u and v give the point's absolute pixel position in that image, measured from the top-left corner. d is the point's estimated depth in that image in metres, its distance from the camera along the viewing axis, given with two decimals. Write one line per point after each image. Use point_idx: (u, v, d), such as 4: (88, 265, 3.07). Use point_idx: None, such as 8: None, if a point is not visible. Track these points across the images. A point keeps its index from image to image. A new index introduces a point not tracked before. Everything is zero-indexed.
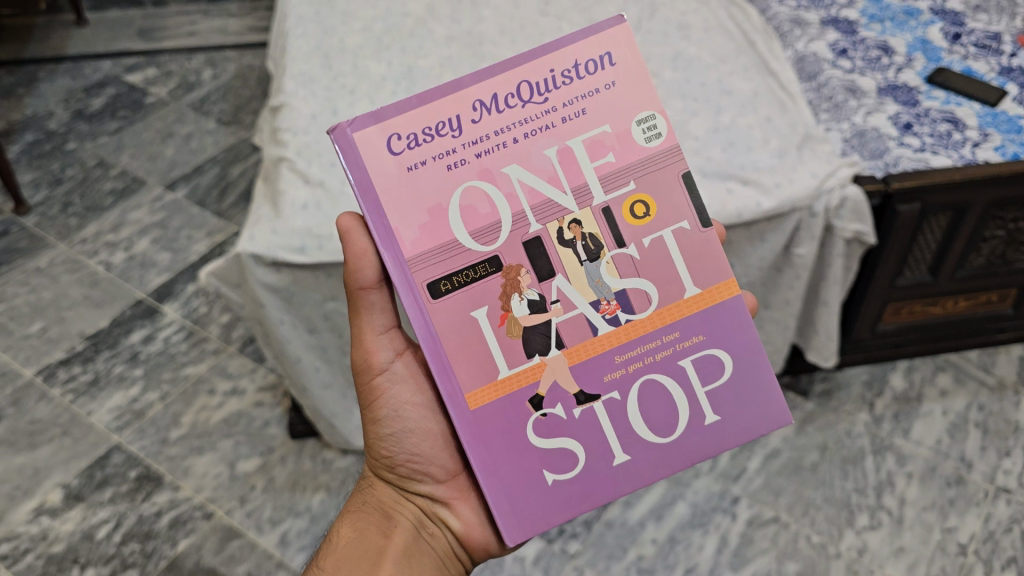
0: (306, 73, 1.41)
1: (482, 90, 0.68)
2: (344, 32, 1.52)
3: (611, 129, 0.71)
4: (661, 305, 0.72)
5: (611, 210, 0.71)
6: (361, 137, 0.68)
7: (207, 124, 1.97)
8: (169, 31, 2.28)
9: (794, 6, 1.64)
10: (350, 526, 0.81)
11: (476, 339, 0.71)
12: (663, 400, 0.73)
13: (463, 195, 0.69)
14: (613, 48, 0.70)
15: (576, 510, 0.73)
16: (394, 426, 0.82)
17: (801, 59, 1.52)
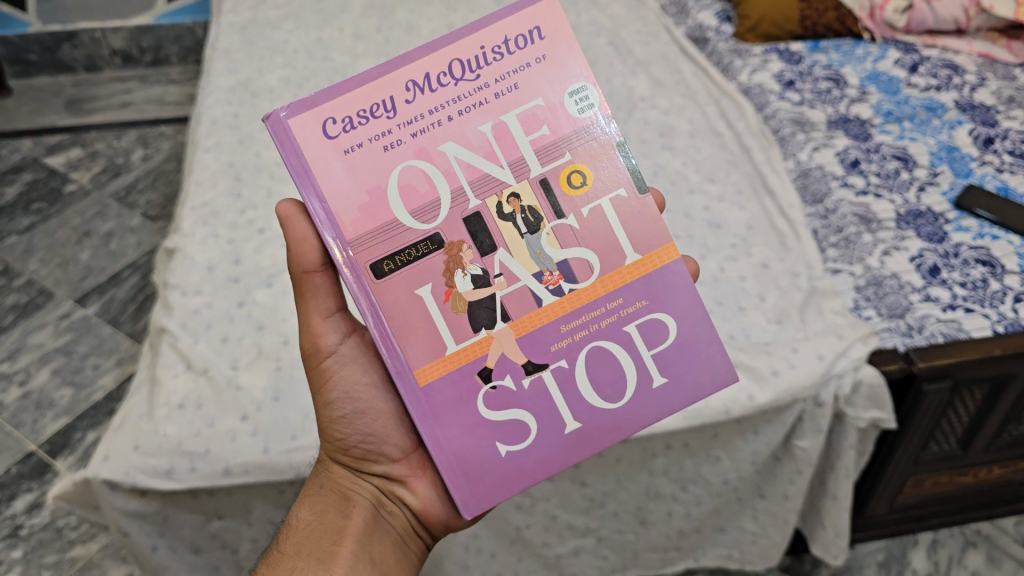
0: (208, 205, 1.18)
1: (413, 68, 0.62)
2: (263, 144, 1.30)
3: (545, 100, 0.64)
4: (603, 273, 0.65)
5: (548, 181, 0.64)
6: (298, 122, 0.61)
7: (131, 218, 1.76)
8: (102, 101, 2.08)
9: (797, 101, 1.41)
10: (306, 510, 0.73)
11: (421, 319, 0.64)
12: (611, 363, 0.66)
13: (403, 173, 0.62)
14: (542, 20, 0.63)
15: (532, 481, 0.65)
16: (346, 407, 0.74)
17: (805, 172, 1.29)
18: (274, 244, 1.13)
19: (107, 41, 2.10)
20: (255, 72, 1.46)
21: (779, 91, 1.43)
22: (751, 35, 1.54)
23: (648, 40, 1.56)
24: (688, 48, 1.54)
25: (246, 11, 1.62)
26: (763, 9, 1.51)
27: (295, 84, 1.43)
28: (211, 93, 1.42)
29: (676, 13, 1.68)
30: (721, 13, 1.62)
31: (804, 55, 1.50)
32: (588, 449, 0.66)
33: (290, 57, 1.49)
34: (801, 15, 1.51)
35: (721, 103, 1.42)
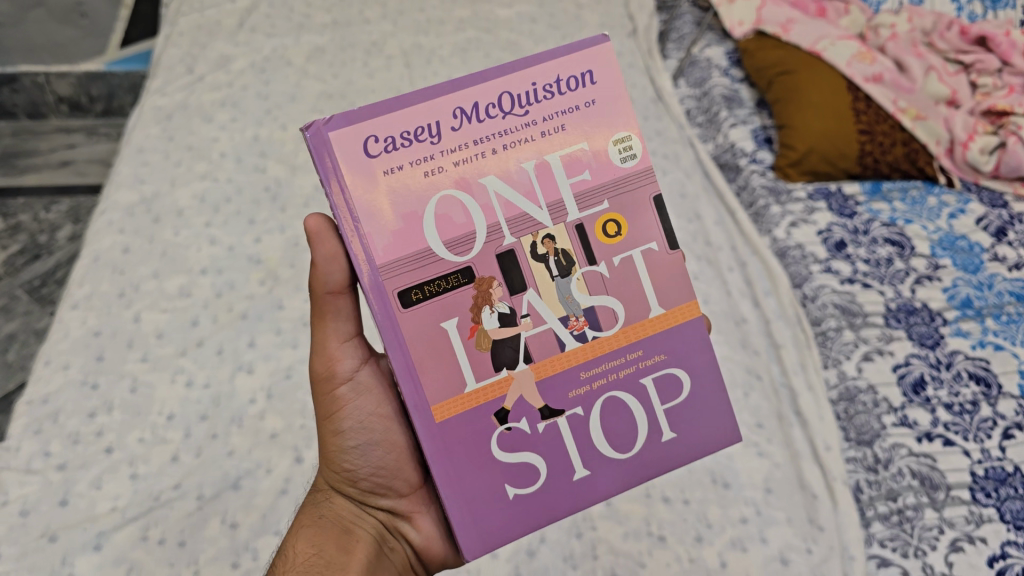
0: (50, 400, 0.89)
1: (463, 92, 0.50)
2: (146, 300, 1.00)
3: (590, 145, 0.53)
4: (627, 322, 0.55)
5: (583, 228, 0.54)
6: (336, 135, 0.49)
7: (40, 316, 1.47)
8: (40, 156, 1.76)
9: (846, 276, 1.09)
10: (300, 548, 0.59)
11: (444, 357, 0.53)
12: (623, 413, 0.56)
13: (440, 200, 0.51)
14: (597, 61, 0.53)
15: (535, 525, 0.55)
16: (359, 436, 0.61)
17: (849, 393, 0.97)
18: (120, 472, 0.83)
19: (51, 87, 1.80)
20: (165, 183, 1.15)
21: (825, 257, 1.11)
22: (793, 169, 1.21)
23: (664, 167, 1.23)
24: (713, 180, 1.23)
25: (178, 90, 1.31)
26: (812, 138, 1.18)
27: (212, 204, 1.12)
28: (105, 211, 1.11)
29: (703, 123, 1.36)
30: (760, 132, 1.29)
31: (859, 204, 1.17)
32: (593, 500, 0.56)
33: (214, 163, 1.18)
34: (859, 148, 1.19)
35: (748, 267, 1.11)
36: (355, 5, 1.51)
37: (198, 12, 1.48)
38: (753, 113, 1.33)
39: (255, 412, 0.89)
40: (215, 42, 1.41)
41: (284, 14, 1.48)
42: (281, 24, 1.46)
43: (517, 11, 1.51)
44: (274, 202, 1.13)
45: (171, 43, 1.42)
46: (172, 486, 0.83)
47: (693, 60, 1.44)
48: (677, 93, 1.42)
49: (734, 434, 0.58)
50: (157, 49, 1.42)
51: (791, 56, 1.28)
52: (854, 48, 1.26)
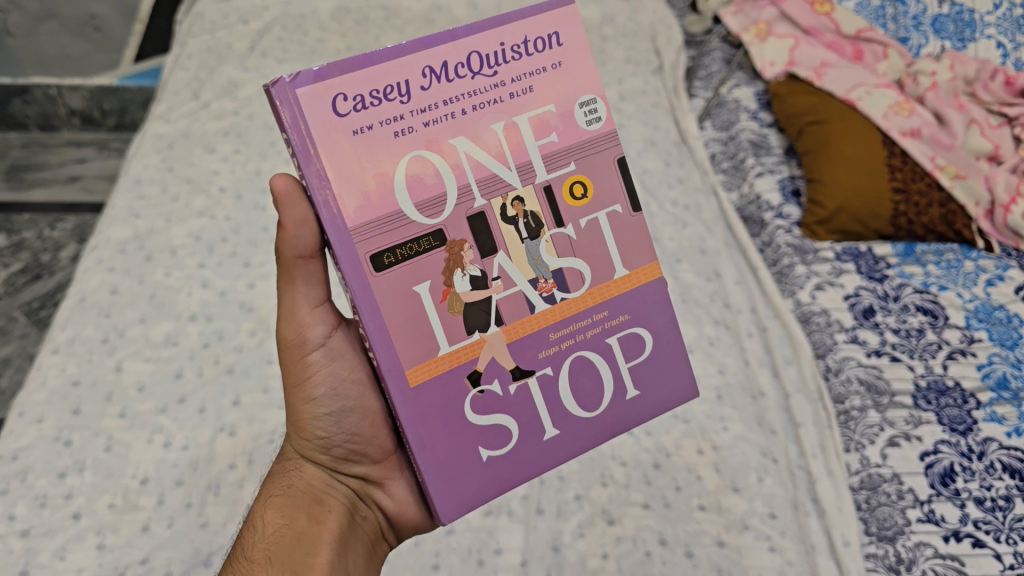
0: (20, 459, 0.84)
1: (435, 48, 0.48)
2: (130, 349, 0.95)
3: (557, 108, 0.53)
4: (593, 284, 0.56)
5: (553, 190, 0.54)
6: (305, 94, 0.46)
7: (37, 340, 1.41)
8: (48, 170, 1.73)
9: (873, 348, 1.01)
10: (269, 520, 0.57)
11: (416, 321, 0.51)
12: (591, 374, 0.57)
13: (411, 160, 0.49)
14: (562, 25, 0.52)
15: (507, 487, 0.55)
16: (332, 403, 0.59)
17: (872, 481, 0.89)
18: (86, 542, 0.78)
19: (63, 100, 1.76)
20: (161, 219, 1.11)
21: (851, 325, 1.04)
22: (821, 227, 1.14)
23: (685, 219, 1.17)
24: (736, 234, 1.16)
25: (182, 117, 1.27)
26: (843, 195, 1.11)
27: (208, 244, 1.08)
28: (96, 247, 1.07)
29: (728, 169, 1.29)
30: (788, 183, 1.23)
31: (890, 266, 1.10)
32: (563, 458, 0.57)
33: (213, 199, 1.14)
34: (892, 208, 1.12)
35: (768, 331, 1.04)
36: (370, 30, 1.46)
37: (209, 33, 1.44)
38: (781, 161, 1.26)
39: (234, 478, 0.85)
40: (224, 66, 1.37)
41: (297, 38, 1.44)
42: (292, 48, 1.41)
43: None
44: (272, 242, 1.09)
45: (179, 66, 1.38)
46: (139, 560, 0.77)
47: (721, 101, 1.39)
48: (703, 136, 1.36)
49: (692, 389, 0.61)
50: (165, 71, 1.38)
51: (826, 104, 1.21)
52: (891, 99, 1.19)
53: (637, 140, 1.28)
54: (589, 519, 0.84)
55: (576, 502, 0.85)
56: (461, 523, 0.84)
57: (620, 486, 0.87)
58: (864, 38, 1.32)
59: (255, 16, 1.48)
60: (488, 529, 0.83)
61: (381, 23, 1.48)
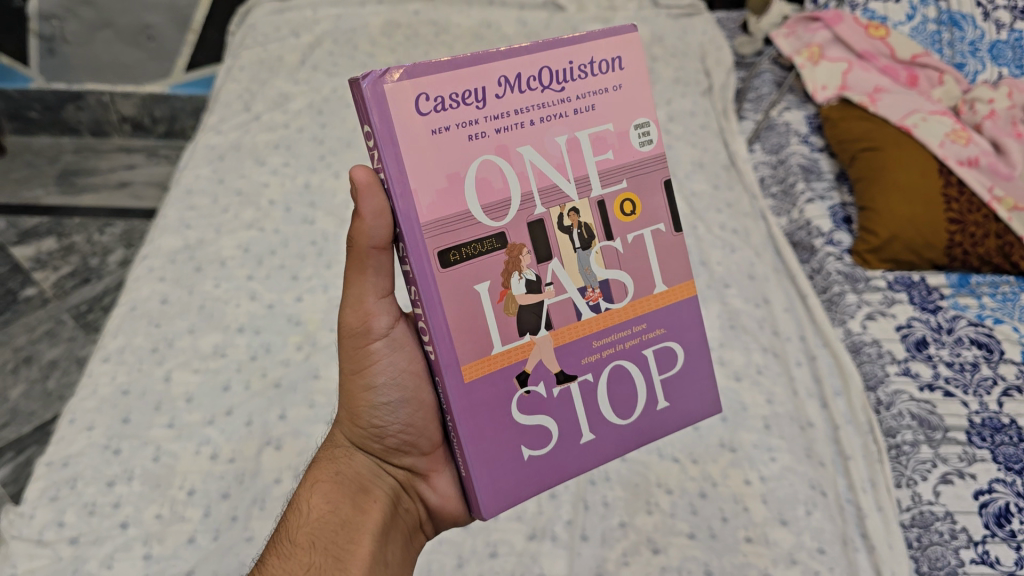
0: (71, 465, 0.85)
1: (511, 58, 0.48)
2: (180, 359, 0.96)
3: (615, 126, 0.53)
4: (635, 296, 0.55)
5: (605, 204, 0.53)
6: (391, 89, 0.45)
7: (83, 344, 1.41)
8: (99, 175, 1.76)
9: (926, 381, 0.98)
10: (315, 503, 0.57)
11: (475, 319, 0.50)
12: (627, 383, 0.57)
13: (480, 163, 0.48)
14: (625, 49, 0.52)
15: (543, 488, 0.55)
16: (390, 393, 0.59)
17: (924, 519, 0.86)
18: (134, 552, 0.78)
19: (116, 107, 1.80)
20: (211, 230, 1.12)
21: (903, 357, 1.01)
22: (874, 256, 1.12)
23: (733, 244, 1.17)
24: (785, 261, 1.15)
25: (233, 129, 1.28)
26: (896, 224, 1.09)
27: (256, 257, 1.09)
28: (147, 256, 1.08)
29: (777, 194, 1.28)
30: (839, 210, 1.21)
31: (944, 297, 1.08)
32: (595, 464, 0.57)
33: (263, 212, 1.15)
34: (948, 238, 1.09)
35: (817, 360, 1.03)
36: (419, 45, 1.47)
37: (260, 46, 1.46)
38: (832, 187, 1.25)
39: (279, 492, 0.85)
40: (275, 79, 1.38)
41: (347, 51, 1.45)
42: (343, 62, 1.42)
43: None
44: (320, 256, 1.10)
45: (231, 77, 1.40)
46: (185, 572, 0.77)
47: (771, 124, 1.38)
48: (752, 159, 1.35)
49: (716, 405, 0.61)
50: (216, 83, 1.39)
51: (880, 131, 1.19)
52: (948, 127, 1.17)
53: (685, 162, 1.28)
54: (634, 547, 0.83)
55: (621, 529, 0.85)
56: (504, 546, 0.83)
57: (666, 514, 0.86)
58: (919, 64, 1.30)
59: (306, 29, 1.50)
60: (532, 553, 0.82)
61: (430, 39, 1.49)
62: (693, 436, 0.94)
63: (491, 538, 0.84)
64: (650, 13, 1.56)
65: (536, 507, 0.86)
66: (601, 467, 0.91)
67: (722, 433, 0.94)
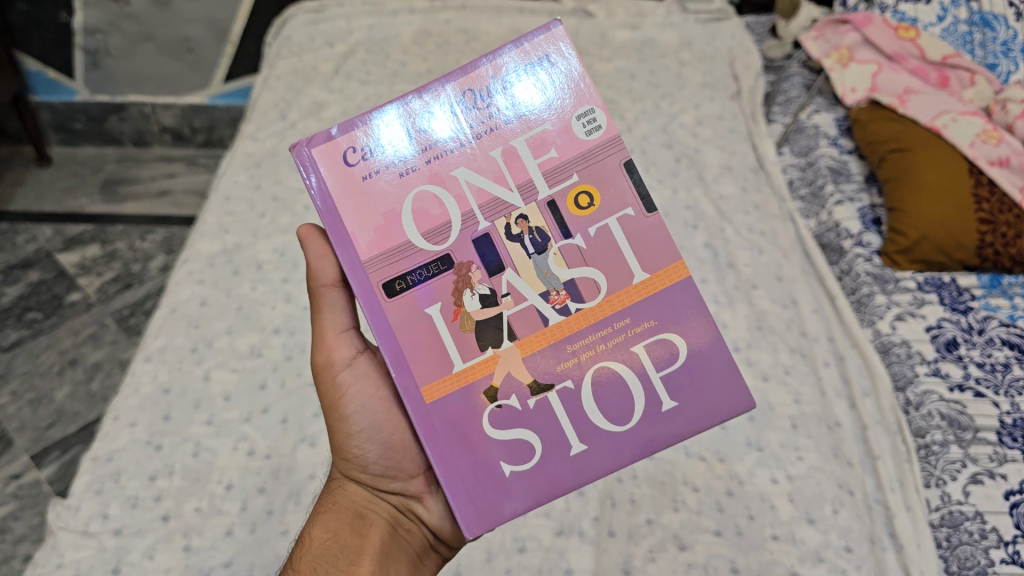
0: (114, 460, 0.88)
1: (428, 96, 0.55)
2: (219, 358, 0.99)
3: (554, 125, 0.54)
4: (610, 292, 0.55)
5: (557, 204, 0.55)
6: (320, 151, 0.54)
7: (126, 347, 1.46)
8: (140, 184, 1.81)
9: (956, 381, 0.98)
10: (314, 536, 0.59)
11: (430, 340, 0.55)
12: (618, 384, 0.55)
13: (416, 196, 0.55)
14: (553, 49, 0.54)
15: (534, 503, 0.54)
16: (364, 418, 0.62)
17: (953, 519, 0.86)
18: (174, 543, 0.82)
19: (157, 117, 1.84)
20: (248, 235, 1.15)
21: (933, 357, 1.01)
22: (902, 257, 1.12)
23: (761, 246, 1.17)
24: (814, 262, 1.15)
25: (270, 137, 1.32)
26: (925, 225, 1.09)
27: (292, 260, 1.12)
28: (187, 261, 1.12)
29: (806, 196, 1.29)
30: (868, 211, 1.21)
31: (975, 298, 1.07)
32: (597, 475, 0.54)
33: (298, 216, 1.18)
34: (978, 239, 1.08)
35: (844, 360, 1.03)
36: (450, 54, 1.50)
37: (296, 56, 1.50)
38: (861, 189, 1.25)
39: (314, 488, 0.87)
40: (310, 88, 1.42)
41: (380, 60, 1.48)
42: (376, 71, 1.46)
43: (618, 65, 1.48)
44: None
45: (268, 86, 1.43)
46: (223, 564, 0.80)
47: (800, 127, 1.38)
48: (781, 162, 1.36)
49: (744, 401, 0.54)
50: (253, 92, 1.43)
51: (908, 131, 1.19)
52: (978, 127, 1.16)
53: (713, 165, 1.29)
54: (660, 544, 0.84)
55: (647, 526, 0.86)
56: (532, 541, 0.84)
57: (692, 512, 0.87)
58: (950, 65, 1.29)
59: (341, 39, 1.53)
60: (559, 549, 0.84)
61: (462, 47, 1.51)
62: (720, 435, 0.94)
63: (519, 533, 0.85)
64: (678, 17, 1.57)
65: (564, 504, 0.88)
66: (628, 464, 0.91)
67: (749, 432, 0.94)
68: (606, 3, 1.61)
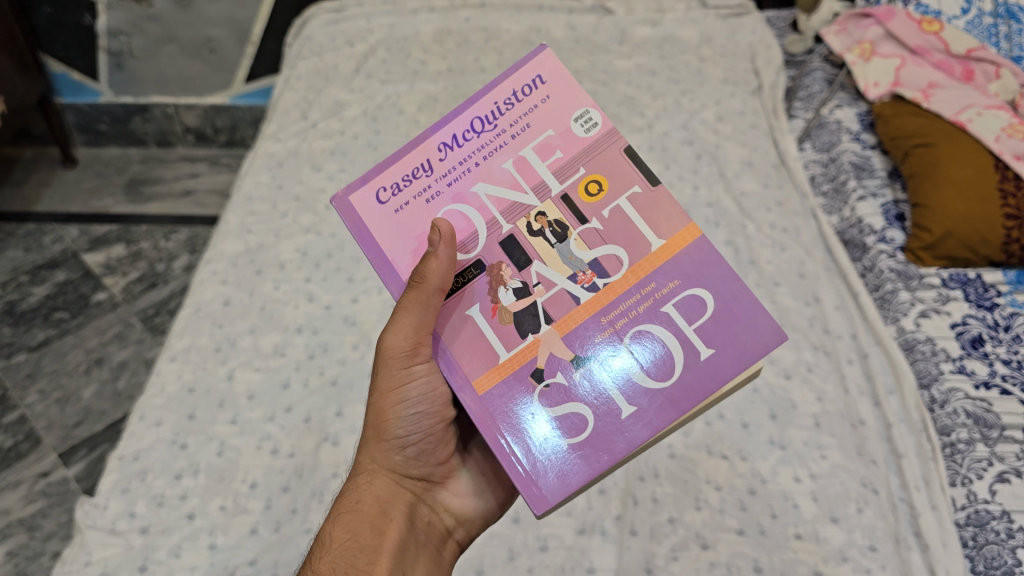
0: (141, 458, 0.89)
1: (440, 130, 0.59)
2: (243, 357, 1.00)
3: (555, 130, 0.59)
4: (632, 262, 0.56)
5: (569, 196, 0.58)
6: (356, 195, 0.59)
7: (151, 346, 1.47)
8: (164, 184, 1.83)
9: (982, 379, 0.97)
10: (345, 521, 0.57)
11: (474, 338, 0.57)
12: (655, 343, 0.54)
13: (445, 214, 0.58)
14: (543, 68, 0.59)
15: (600, 466, 0.52)
16: (417, 408, 0.60)
17: (980, 518, 0.86)
18: (199, 542, 0.83)
19: (180, 118, 1.86)
20: (271, 235, 1.16)
21: (958, 354, 1.00)
22: (927, 253, 1.11)
23: (783, 242, 1.16)
24: (836, 259, 1.15)
25: (291, 137, 1.33)
26: (950, 220, 1.08)
27: (314, 259, 1.13)
28: (210, 261, 1.13)
29: (829, 192, 1.28)
30: (892, 207, 1.19)
31: (1001, 294, 1.06)
32: (653, 430, 0.53)
33: (320, 216, 1.19)
34: (1005, 233, 1.07)
35: (868, 358, 1.02)
36: (470, 52, 1.50)
37: (316, 56, 1.51)
38: (885, 184, 1.23)
39: (336, 486, 0.88)
40: (330, 87, 1.43)
41: (400, 59, 1.49)
42: (396, 70, 1.46)
43: (637, 62, 1.48)
44: None
45: (289, 87, 1.44)
46: (247, 562, 0.81)
47: (822, 122, 1.37)
48: (803, 158, 1.35)
49: (775, 336, 0.53)
50: (275, 92, 1.44)
51: (932, 126, 1.18)
52: (1004, 121, 1.14)
53: (735, 161, 1.29)
54: (683, 543, 0.84)
55: (669, 525, 0.86)
56: (554, 540, 0.85)
57: (715, 510, 0.87)
58: (975, 58, 1.27)
59: (361, 39, 1.54)
60: (581, 547, 0.84)
61: (481, 45, 1.51)
62: (742, 433, 0.94)
63: (542, 531, 0.85)
64: (698, 12, 1.57)
65: (586, 502, 0.88)
66: (650, 463, 0.91)
67: (771, 431, 0.94)
68: None
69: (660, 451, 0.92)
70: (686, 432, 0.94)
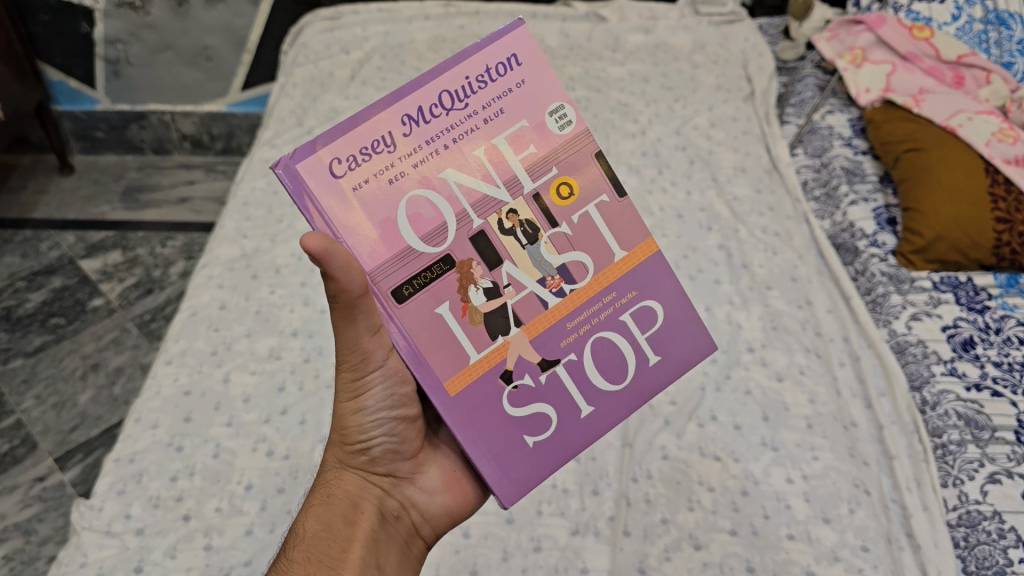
0: (138, 461, 0.90)
1: (404, 98, 0.51)
2: (240, 360, 1.01)
3: (530, 121, 0.54)
4: (597, 271, 0.57)
5: (541, 196, 0.55)
6: (303, 166, 0.49)
7: (148, 351, 1.48)
8: (161, 191, 1.83)
9: (973, 381, 0.98)
10: (312, 521, 0.56)
11: (443, 338, 0.54)
12: (611, 350, 0.58)
13: (410, 201, 0.52)
14: (518, 46, 0.53)
15: (559, 465, 0.58)
16: (381, 409, 0.58)
17: (971, 519, 0.86)
18: (195, 543, 0.83)
19: (176, 125, 1.87)
20: (266, 240, 1.17)
21: (949, 357, 1.01)
22: (918, 257, 1.12)
23: (775, 246, 1.17)
24: (828, 263, 1.15)
25: (287, 143, 1.34)
26: (941, 224, 1.09)
27: (309, 264, 1.13)
28: (206, 265, 1.13)
29: (821, 197, 1.29)
30: (883, 211, 1.21)
31: (991, 297, 1.07)
32: (604, 431, 0.59)
33: None
34: (994, 237, 1.08)
35: (860, 360, 1.03)
36: None
37: (312, 63, 1.52)
38: (876, 189, 1.24)
39: None
40: (326, 94, 1.44)
41: (395, 67, 1.50)
42: (391, 76, 1.47)
43: (631, 69, 1.50)
44: None
45: (285, 93, 1.45)
46: (243, 563, 0.81)
47: (814, 127, 1.38)
48: (795, 163, 1.36)
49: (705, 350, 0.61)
50: (271, 99, 1.45)
51: (923, 132, 1.19)
52: (994, 126, 1.16)
53: (727, 167, 1.30)
54: (676, 543, 0.84)
55: (663, 525, 0.86)
56: (548, 540, 0.85)
57: (708, 511, 0.87)
58: (966, 64, 1.28)
59: (357, 46, 1.55)
60: (575, 548, 0.84)
61: None
62: (734, 434, 0.95)
63: (535, 532, 0.86)
64: (691, 20, 1.58)
65: (580, 504, 0.88)
66: (644, 465, 0.92)
67: (764, 432, 0.95)
68: (619, 7, 1.61)
69: (654, 453, 0.93)
70: (679, 434, 0.95)
